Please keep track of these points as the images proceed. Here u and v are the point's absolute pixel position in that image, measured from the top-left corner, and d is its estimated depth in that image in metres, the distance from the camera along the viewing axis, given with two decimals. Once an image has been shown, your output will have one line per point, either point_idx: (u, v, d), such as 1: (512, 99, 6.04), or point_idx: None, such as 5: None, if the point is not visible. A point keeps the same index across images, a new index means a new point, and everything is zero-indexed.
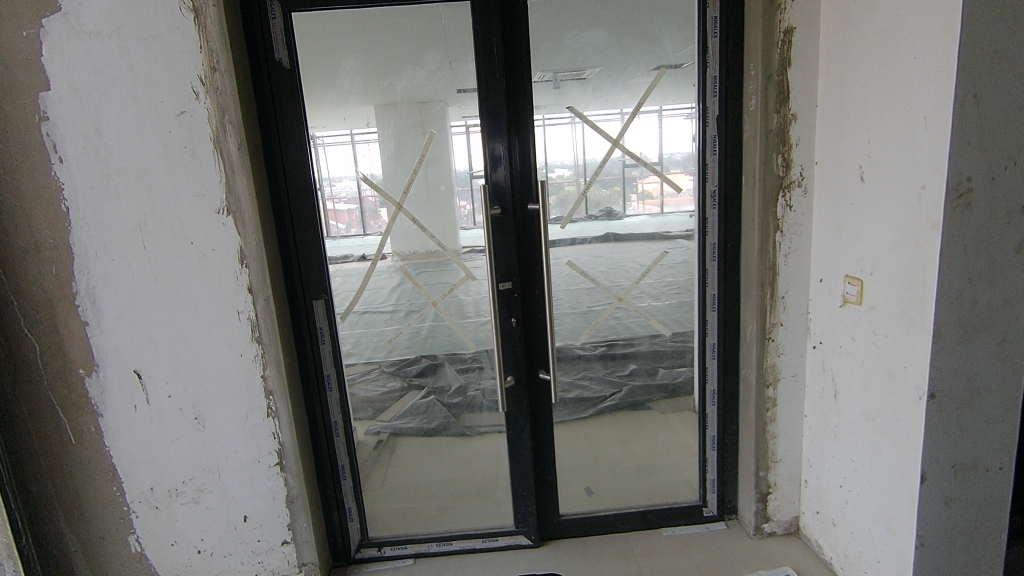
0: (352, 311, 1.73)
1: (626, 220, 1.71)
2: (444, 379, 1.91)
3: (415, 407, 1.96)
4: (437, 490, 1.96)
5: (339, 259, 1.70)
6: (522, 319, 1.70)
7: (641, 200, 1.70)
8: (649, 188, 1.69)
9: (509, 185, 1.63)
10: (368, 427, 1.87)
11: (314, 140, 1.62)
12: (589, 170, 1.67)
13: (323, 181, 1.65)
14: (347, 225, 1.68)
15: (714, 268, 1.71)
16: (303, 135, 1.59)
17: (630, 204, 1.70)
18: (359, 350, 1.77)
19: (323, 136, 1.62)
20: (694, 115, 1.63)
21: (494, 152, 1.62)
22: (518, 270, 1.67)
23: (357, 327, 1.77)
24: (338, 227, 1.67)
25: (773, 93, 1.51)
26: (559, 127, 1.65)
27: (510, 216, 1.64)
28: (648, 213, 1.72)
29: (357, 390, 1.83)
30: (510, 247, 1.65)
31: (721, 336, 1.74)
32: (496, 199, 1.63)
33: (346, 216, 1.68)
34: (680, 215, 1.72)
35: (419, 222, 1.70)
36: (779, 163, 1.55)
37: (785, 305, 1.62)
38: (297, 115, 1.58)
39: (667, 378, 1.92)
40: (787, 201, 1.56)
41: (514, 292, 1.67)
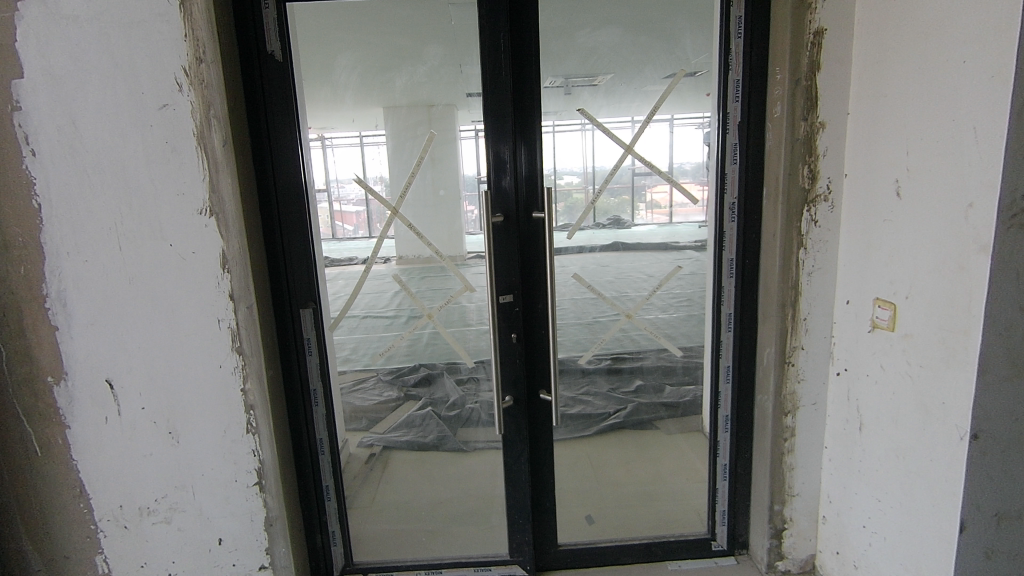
0: (346, 316, 1.62)
1: (634, 229, 1.61)
2: (441, 391, 1.79)
3: (411, 420, 1.84)
4: (429, 512, 1.85)
5: (343, 261, 1.58)
6: (523, 335, 1.58)
7: (649, 209, 1.58)
8: (659, 198, 1.56)
9: (514, 192, 1.53)
10: (361, 439, 1.80)
11: (321, 139, 1.54)
12: (598, 178, 1.57)
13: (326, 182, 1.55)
14: (355, 227, 1.59)
15: (730, 286, 1.59)
16: (294, 133, 1.49)
17: (638, 213, 1.59)
18: (357, 356, 1.69)
19: (331, 137, 1.54)
20: (708, 124, 1.54)
21: (499, 156, 1.51)
22: (521, 283, 1.55)
23: (356, 331, 1.66)
24: (345, 228, 1.58)
25: (801, 99, 1.40)
26: (570, 133, 1.54)
27: (514, 225, 1.53)
28: (657, 223, 1.61)
29: (352, 400, 1.76)
30: (512, 258, 1.54)
31: (736, 358, 1.62)
32: (499, 206, 1.52)
33: (355, 217, 1.59)
34: (689, 225, 1.63)
35: (416, 229, 1.59)
36: (805, 174, 1.43)
37: (807, 327, 1.50)
38: (288, 111, 1.48)
39: (674, 396, 1.84)
40: (812, 216, 1.45)
41: (515, 306, 1.55)
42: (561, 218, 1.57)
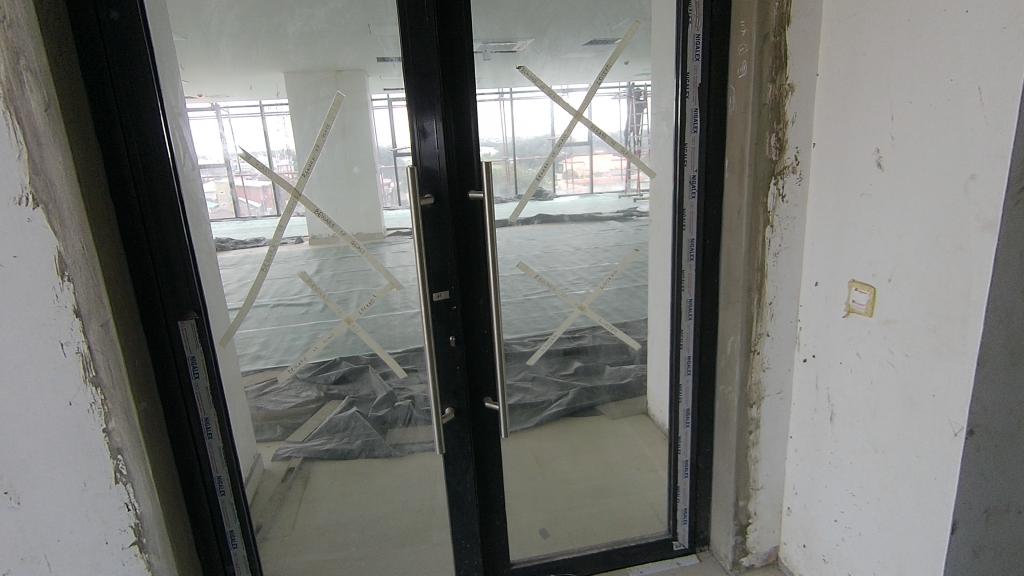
0: (257, 304, 1.31)
1: (557, 201, 1.40)
2: (366, 387, 1.49)
3: (334, 425, 1.55)
4: (364, 529, 1.65)
5: (250, 244, 1.26)
6: (463, 337, 1.35)
7: (567, 179, 1.39)
8: (577, 168, 1.38)
9: (446, 168, 1.27)
10: (278, 450, 1.51)
11: (215, 108, 1.17)
12: (519, 147, 1.33)
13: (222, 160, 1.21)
14: (262, 204, 1.24)
15: (691, 268, 1.44)
16: (150, 96, 1.11)
17: (558, 183, 1.38)
18: (270, 351, 1.36)
19: (228, 106, 1.16)
20: (621, 95, 1.37)
21: (425, 124, 1.24)
22: (458, 276, 1.31)
23: (265, 323, 1.35)
24: (250, 206, 1.22)
25: (769, 58, 1.24)
26: (489, 105, 1.30)
27: (447, 207, 1.27)
28: (577, 193, 1.41)
29: (264, 404, 1.42)
30: (446, 247, 1.29)
31: (698, 347, 1.48)
32: (427, 185, 1.26)
33: (262, 192, 1.24)
34: (608, 195, 1.43)
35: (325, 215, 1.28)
36: (772, 143, 1.28)
37: (772, 312, 1.38)
38: (140, 66, 1.10)
39: (614, 377, 1.65)
40: (779, 189, 1.31)
41: (451, 304, 1.31)
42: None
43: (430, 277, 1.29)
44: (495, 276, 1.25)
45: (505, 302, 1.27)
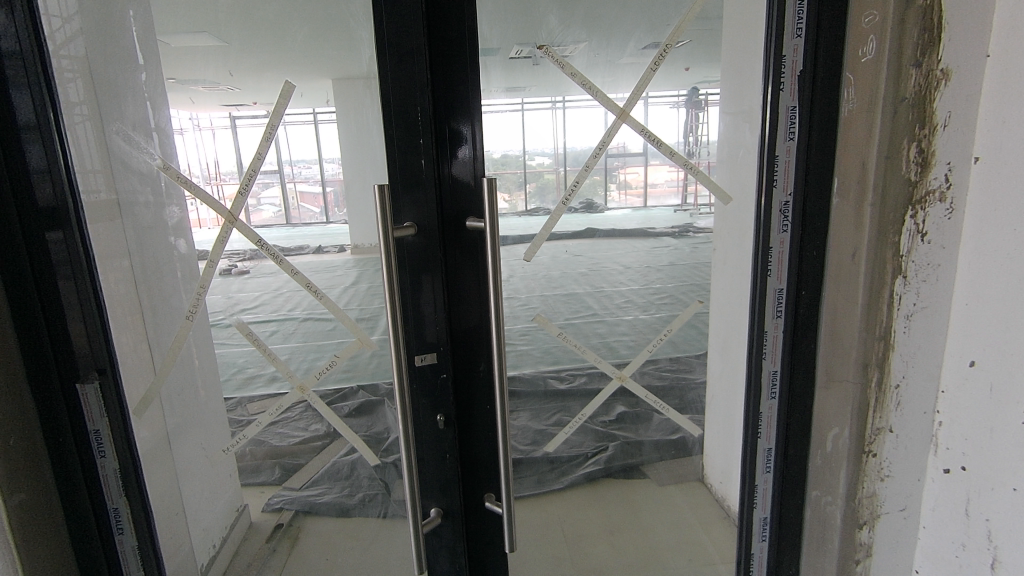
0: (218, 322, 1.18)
1: (609, 213, 1.27)
2: (381, 424, 1.40)
3: (338, 471, 1.44)
4: None
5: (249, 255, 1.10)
6: (456, 415, 1.00)
7: (622, 191, 1.22)
8: (630, 179, 1.20)
9: (435, 186, 0.92)
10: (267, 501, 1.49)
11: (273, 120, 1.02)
12: (572, 158, 1.19)
13: (246, 176, 1.05)
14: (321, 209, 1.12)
15: (777, 332, 1.03)
16: (44, 103, 0.85)
17: (611, 196, 1.23)
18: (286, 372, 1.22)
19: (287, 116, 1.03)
20: (681, 104, 1.18)
21: (409, 125, 0.90)
22: (449, 332, 0.97)
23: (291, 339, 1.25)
24: (310, 213, 1.10)
25: (913, 28, 0.83)
26: (539, 113, 1.17)
27: (436, 239, 0.93)
28: (631, 206, 1.27)
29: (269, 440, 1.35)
30: (433, 294, 0.94)
31: (783, 438, 1.08)
32: (410, 210, 0.92)
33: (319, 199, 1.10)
34: (664, 209, 1.27)
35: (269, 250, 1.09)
36: (910, 158, 0.88)
37: (898, 399, 0.96)
38: (33, 64, 0.84)
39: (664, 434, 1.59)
40: (917, 225, 0.89)
41: (441, 371, 0.97)
42: (529, 201, 1.19)
43: (413, 334, 0.95)
44: (498, 337, 0.90)
45: (511, 373, 0.91)
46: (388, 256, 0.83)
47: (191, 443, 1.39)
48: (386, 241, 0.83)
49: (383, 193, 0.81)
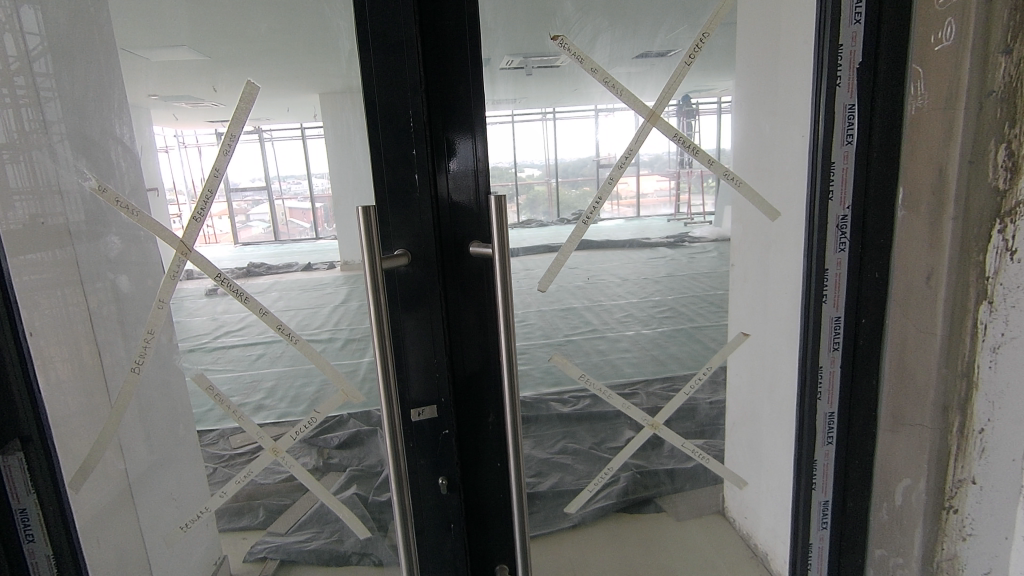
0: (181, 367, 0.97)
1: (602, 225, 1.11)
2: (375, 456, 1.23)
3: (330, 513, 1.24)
4: None
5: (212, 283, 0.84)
6: (461, 475, 0.84)
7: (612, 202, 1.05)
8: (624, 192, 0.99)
9: (431, 206, 0.77)
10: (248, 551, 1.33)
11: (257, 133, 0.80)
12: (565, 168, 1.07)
13: (206, 194, 0.81)
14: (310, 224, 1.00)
15: (834, 366, 0.89)
16: None
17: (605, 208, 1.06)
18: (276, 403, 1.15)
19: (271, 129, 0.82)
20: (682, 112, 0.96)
21: (398, 134, 0.75)
22: (451, 378, 0.81)
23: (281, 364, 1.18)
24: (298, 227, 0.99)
25: (1003, 8, 0.69)
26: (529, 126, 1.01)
27: (434, 270, 0.77)
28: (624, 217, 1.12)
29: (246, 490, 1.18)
30: (431, 336, 0.79)
31: (841, 487, 0.93)
32: (402, 236, 0.77)
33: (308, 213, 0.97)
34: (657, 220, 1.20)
35: (229, 282, 0.85)
36: (999, 162, 0.73)
37: (983, 446, 0.81)
38: None
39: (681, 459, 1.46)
40: (1007, 241, 0.74)
41: (443, 426, 0.81)
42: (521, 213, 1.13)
43: (408, 384, 0.79)
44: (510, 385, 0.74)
45: (527, 428, 0.76)
46: (376, 294, 0.68)
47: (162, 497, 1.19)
48: (374, 274, 0.67)
49: (371, 216, 0.65)
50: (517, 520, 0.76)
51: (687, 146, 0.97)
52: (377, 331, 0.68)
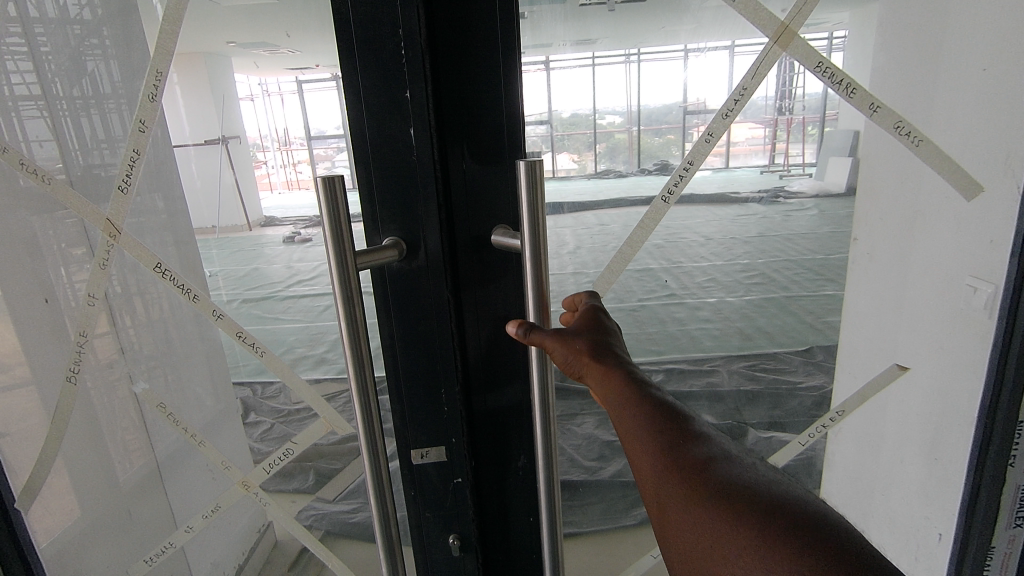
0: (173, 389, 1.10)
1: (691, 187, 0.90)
2: None
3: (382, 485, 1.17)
4: None
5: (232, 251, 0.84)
6: (480, 535, 0.65)
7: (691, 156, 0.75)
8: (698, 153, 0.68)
9: (439, 182, 0.54)
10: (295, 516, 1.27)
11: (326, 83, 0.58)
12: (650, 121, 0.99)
13: (131, 156, 0.59)
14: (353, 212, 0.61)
15: None
16: None
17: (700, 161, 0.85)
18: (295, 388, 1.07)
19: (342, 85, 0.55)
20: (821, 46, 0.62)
21: (384, 69, 0.51)
22: (468, 411, 0.61)
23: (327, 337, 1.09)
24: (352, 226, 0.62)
25: None
26: None
27: (439, 268, 0.55)
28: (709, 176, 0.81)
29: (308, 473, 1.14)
30: (440, 358, 0.59)
31: None
32: (393, 218, 0.55)
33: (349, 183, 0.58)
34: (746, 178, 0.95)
35: (172, 273, 0.64)
36: None
37: None
38: None
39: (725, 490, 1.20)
40: None
41: (456, 473, 0.62)
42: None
43: (408, 416, 0.61)
44: (544, 434, 0.55)
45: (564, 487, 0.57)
46: (348, 305, 0.48)
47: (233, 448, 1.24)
48: (346, 282, 0.48)
49: (341, 205, 0.46)
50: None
51: (842, 83, 0.57)
52: (352, 356, 0.50)
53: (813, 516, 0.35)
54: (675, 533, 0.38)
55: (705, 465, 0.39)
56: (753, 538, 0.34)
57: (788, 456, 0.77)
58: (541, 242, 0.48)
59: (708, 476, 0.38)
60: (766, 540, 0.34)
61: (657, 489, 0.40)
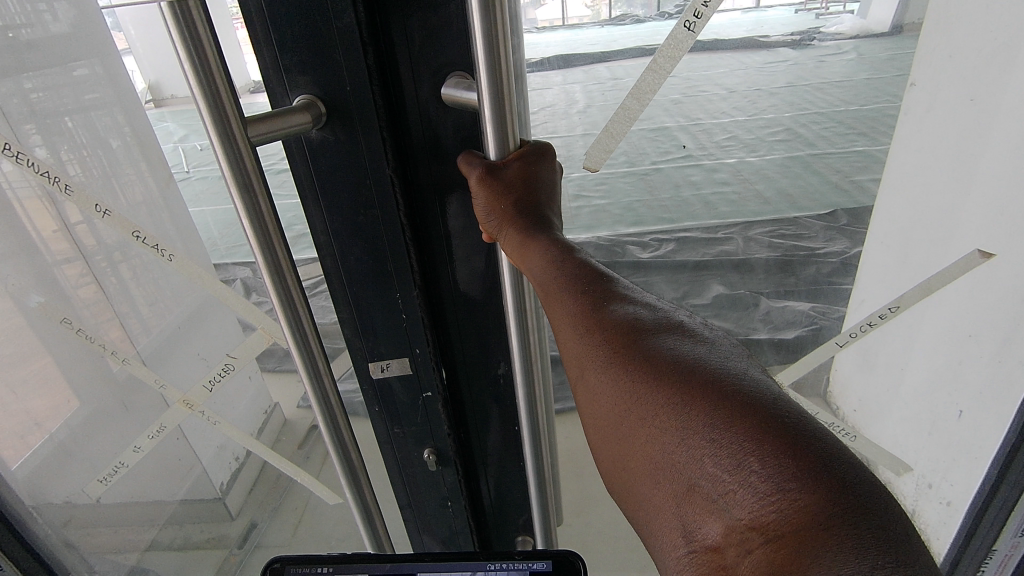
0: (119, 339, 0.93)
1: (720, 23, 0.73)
2: None
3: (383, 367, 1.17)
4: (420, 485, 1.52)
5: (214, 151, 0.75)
6: (457, 440, 0.76)
7: None
8: None
9: (362, 13, 0.50)
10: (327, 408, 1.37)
11: None
12: None
13: None
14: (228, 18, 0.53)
15: None
16: None
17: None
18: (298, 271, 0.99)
19: None
20: None
21: None
22: (426, 307, 0.66)
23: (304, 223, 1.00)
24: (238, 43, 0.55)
25: None
26: None
27: (377, 134, 0.55)
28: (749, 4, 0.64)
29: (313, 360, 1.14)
30: (391, 248, 0.61)
31: None
32: (311, 56, 0.51)
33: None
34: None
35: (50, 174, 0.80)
36: None
37: None
38: None
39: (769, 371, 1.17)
40: None
41: (424, 386, 0.70)
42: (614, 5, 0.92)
43: (367, 315, 0.65)
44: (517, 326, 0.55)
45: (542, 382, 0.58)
46: (247, 195, 0.42)
47: (189, 359, 1.20)
48: (242, 170, 0.41)
49: (222, 79, 0.39)
50: (536, 501, 0.65)
51: None
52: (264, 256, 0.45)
53: (731, 372, 0.35)
54: (597, 393, 0.41)
55: (640, 337, 0.40)
56: (669, 392, 0.36)
57: (827, 354, 0.84)
58: (506, 93, 0.47)
59: (636, 344, 0.40)
60: (681, 393, 0.35)
61: (586, 357, 0.42)
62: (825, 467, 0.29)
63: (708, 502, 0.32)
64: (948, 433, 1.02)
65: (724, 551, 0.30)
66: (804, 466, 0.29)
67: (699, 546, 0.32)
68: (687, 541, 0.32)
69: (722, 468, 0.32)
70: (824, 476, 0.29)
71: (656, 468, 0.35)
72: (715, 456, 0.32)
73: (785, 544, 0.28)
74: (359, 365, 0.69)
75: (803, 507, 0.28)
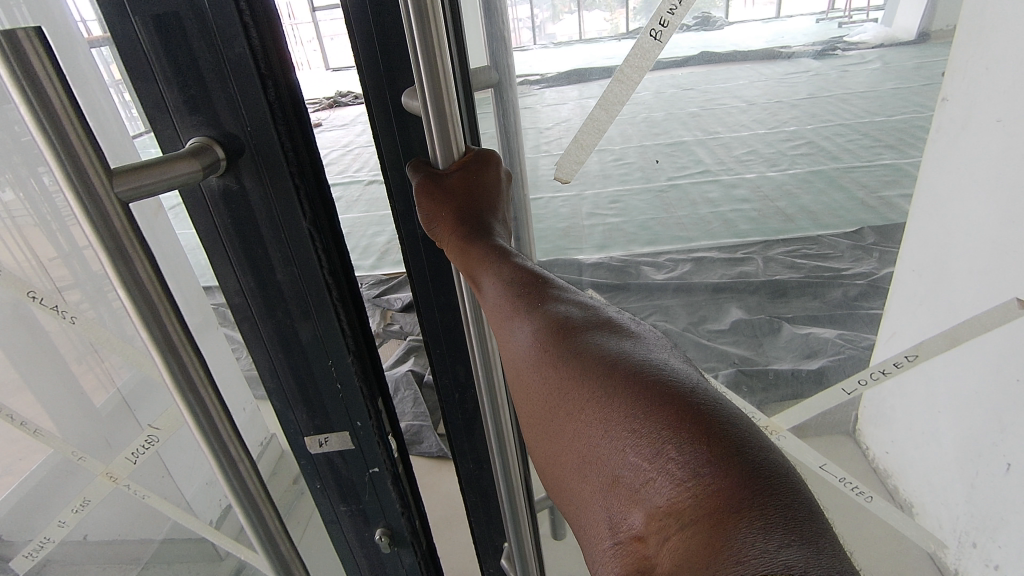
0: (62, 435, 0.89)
1: None
2: None
3: None
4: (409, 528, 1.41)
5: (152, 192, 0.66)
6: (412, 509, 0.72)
7: None
8: None
9: (250, 34, 0.45)
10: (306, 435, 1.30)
11: None
12: None
13: None
14: None
15: None
16: None
17: None
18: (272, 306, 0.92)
19: None
20: None
21: None
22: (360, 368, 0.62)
23: None
24: None
25: None
26: None
27: (284, 177, 0.50)
28: None
29: None
30: (314, 300, 0.57)
31: None
32: (198, 74, 0.46)
33: None
34: None
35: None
36: None
37: None
38: None
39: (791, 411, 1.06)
40: None
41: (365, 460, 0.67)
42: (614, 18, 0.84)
43: (297, 378, 0.62)
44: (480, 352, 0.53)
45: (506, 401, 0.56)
46: (134, 288, 0.32)
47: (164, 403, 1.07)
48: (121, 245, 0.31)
49: (84, 139, 0.29)
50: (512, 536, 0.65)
51: None
52: (152, 338, 0.33)
53: (654, 363, 0.35)
54: (532, 389, 0.40)
55: (571, 332, 0.40)
56: (597, 386, 0.35)
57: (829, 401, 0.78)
58: (449, 104, 0.44)
59: (568, 338, 0.39)
60: (608, 385, 0.35)
61: (521, 354, 0.42)
62: (739, 449, 0.29)
63: (633, 492, 0.31)
64: (995, 490, 0.89)
65: (649, 539, 0.29)
66: (719, 448, 0.29)
67: (626, 534, 0.31)
68: (614, 527, 0.32)
69: (644, 456, 0.31)
70: (739, 460, 0.28)
71: (585, 457, 0.34)
72: (636, 446, 0.31)
73: (701, 524, 0.27)
74: (294, 441, 0.66)
75: (715, 489, 0.28)
